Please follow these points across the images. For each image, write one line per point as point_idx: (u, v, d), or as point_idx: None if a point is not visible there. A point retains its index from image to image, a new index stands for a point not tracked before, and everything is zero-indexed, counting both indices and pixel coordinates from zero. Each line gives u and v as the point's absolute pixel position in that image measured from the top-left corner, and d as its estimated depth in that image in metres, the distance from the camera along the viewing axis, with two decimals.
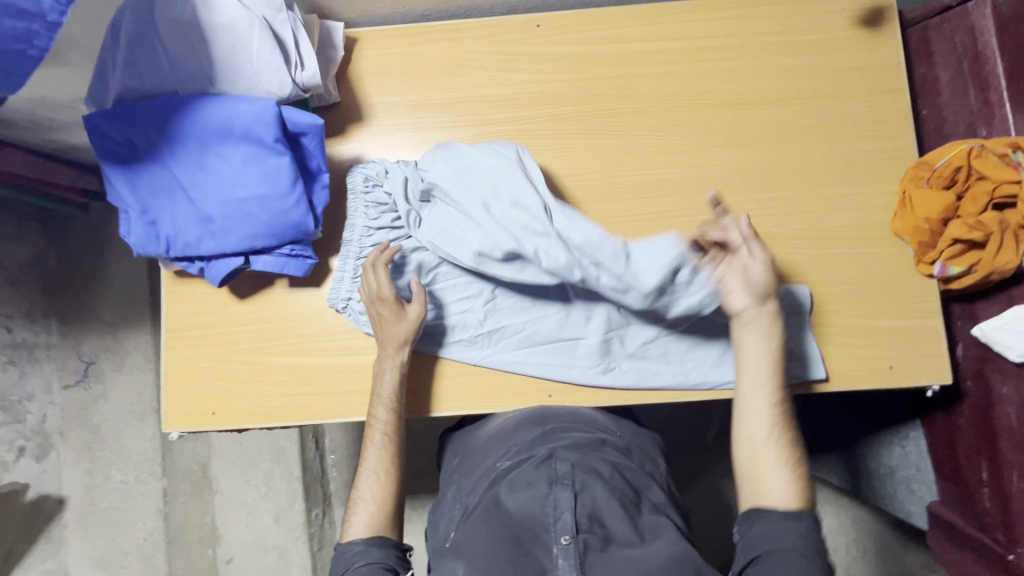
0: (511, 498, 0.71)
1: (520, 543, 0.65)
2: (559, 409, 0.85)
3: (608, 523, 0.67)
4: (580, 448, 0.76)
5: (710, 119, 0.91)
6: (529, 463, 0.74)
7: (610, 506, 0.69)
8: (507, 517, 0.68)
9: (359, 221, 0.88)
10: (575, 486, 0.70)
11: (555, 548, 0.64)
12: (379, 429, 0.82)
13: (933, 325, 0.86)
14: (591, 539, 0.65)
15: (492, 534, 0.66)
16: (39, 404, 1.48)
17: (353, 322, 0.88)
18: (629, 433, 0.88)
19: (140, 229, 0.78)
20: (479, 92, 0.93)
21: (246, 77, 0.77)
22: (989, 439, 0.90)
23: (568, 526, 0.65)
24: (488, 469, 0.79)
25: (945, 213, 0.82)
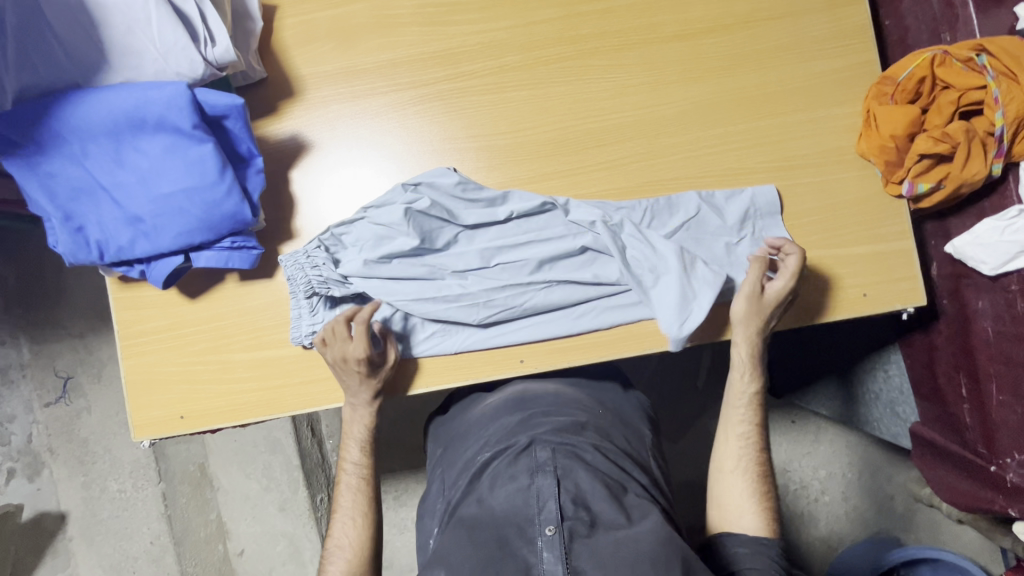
0: (494, 494, 0.71)
1: (504, 540, 0.65)
2: (539, 394, 0.87)
3: (593, 507, 0.68)
4: (562, 431, 0.77)
5: (661, 55, 0.85)
6: (509, 454, 0.75)
7: (593, 489, 0.69)
8: (491, 513, 0.69)
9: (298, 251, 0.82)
10: (557, 471, 0.70)
11: (540, 540, 0.64)
12: (353, 473, 0.83)
13: (906, 246, 0.83)
14: (577, 525, 0.65)
15: (474, 535, 0.66)
16: (22, 424, 1.47)
17: (326, 353, 0.84)
18: (609, 407, 0.89)
19: (65, 238, 0.73)
20: (414, 51, 0.87)
21: (151, 60, 0.71)
22: (967, 355, 0.89)
23: (552, 515, 0.65)
24: (470, 462, 0.80)
25: (909, 128, 0.78)
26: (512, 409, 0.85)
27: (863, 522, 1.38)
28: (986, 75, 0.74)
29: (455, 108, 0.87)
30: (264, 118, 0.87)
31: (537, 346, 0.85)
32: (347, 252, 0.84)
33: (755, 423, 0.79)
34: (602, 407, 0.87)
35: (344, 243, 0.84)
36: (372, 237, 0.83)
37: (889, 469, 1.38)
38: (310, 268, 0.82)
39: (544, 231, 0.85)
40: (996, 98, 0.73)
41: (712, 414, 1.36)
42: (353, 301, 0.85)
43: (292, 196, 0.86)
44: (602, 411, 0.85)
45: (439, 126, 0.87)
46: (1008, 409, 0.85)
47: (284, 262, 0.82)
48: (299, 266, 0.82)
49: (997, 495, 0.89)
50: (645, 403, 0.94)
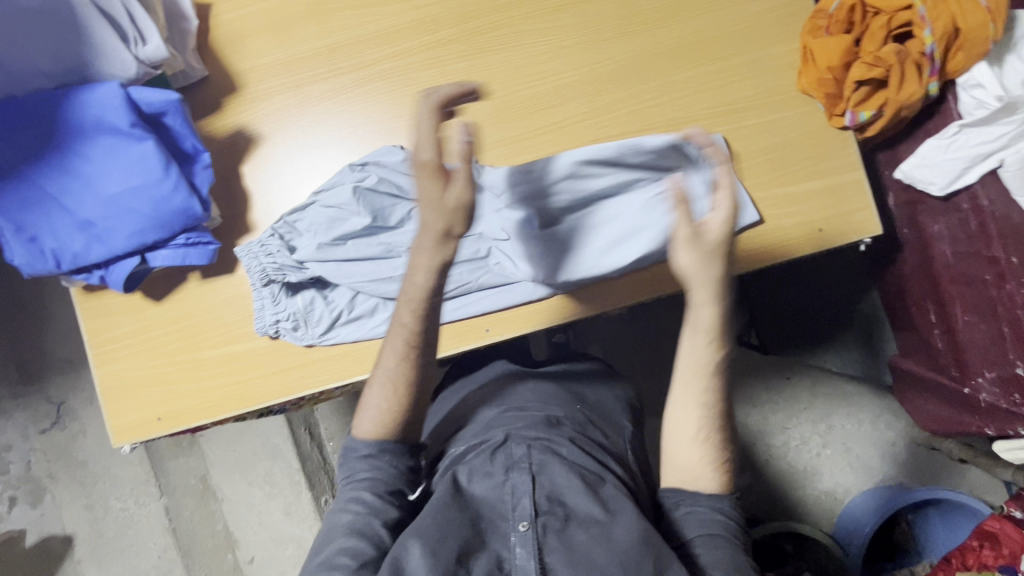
0: (471, 487, 0.71)
1: (478, 534, 0.65)
2: (515, 387, 0.87)
3: (568, 501, 0.68)
4: (537, 426, 0.76)
5: (594, 13, 0.86)
6: (484, 450, 0.74)
7: (568, 484, 0.69)
8: (465, 506, 0.68)
9: (255, 243, 0.84)
10: (533, 467, 0.70)
11: (513, 535, 0.64)
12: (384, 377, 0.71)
13: (857, 177, 0.83)
14: (551, 519, 0.65)
15: (447, 519, 0.65)
16: (20, 452, 1.49)
17: (291, 341, 0.84)
18: (591, 400, 0.88)
19: (21, 249, 0.74)
20: (351, 34, 0.87)
21: (84, 60, 0.72)
22: (932, 280, 0.90)
23: (526, 511, 0.65)
24: (444, 456, 0.80)
25: (845, 57, 0.78)
26: (492, 404, 0.84)
27: (861, 470, 1.38)
28: None
29: (397, 86, 0.87)
30: (209, 116, 0.87)
31: (501, 314, 0.85)
32: (303, 237, 0.85)
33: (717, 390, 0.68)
34: (582, 402, 0.86)
35: (300, 231, 0.85)
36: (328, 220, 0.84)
37: (882, 415, 1.39)
38: (264, 256, 0.84)
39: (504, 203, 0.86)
40: (922, 16, 0.73)
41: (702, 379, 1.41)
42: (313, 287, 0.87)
43: (245, 190, 0.87)
44: (579, 406, 0.84)
45: (383, 107, 0.87)
46: (974, 327, 0.84)
47: (241, 254, 0.84)
48: (253, 253, 0.84)
49: (973, 416, 0.90)
50: (630, 395, 0.95)
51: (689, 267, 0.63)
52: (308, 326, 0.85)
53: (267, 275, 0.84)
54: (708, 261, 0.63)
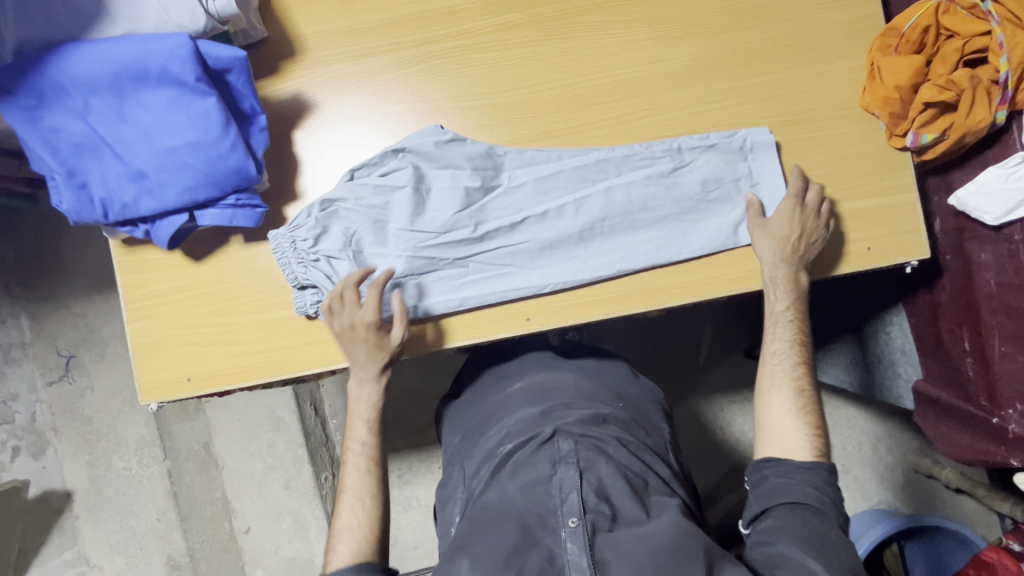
0: (515, 484, 0.73)
1: (528, 532, 0.67)
2: (560, 383, 0.87)
3: (614, 501, 0.70)
4: (585, 423, 0.78)
5: (664, 10, 0.85)
6: (531, 445, 0.76)
7: (615, 483, 0.71)
8: (512, 506, 0.70)
9: (284, 233, 0.82)
10: (580, 464, 0.72)
11: (563, 531, 0.66)
12: (362, 455, 0.81)
13: (909, 200, 0.83)
14: (599, 518, 0.68)
15: (497, 527, 0.67)
16: (25, 403, 1.47)
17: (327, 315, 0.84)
18: (629, 400, 0.89)
19: (70, 195, 0.73)
20: (416, 9, 0.86)
21: (154, 12, 0.70)
22: (971, 308, 0.90)
23: (575, 507, 0.68)
24: (490, 451, 0.80)
25: (914, 78, 0.78)
26: (534, 401, 0.85)
27: (861, 490, 1.40)
28: (990, 20, 0.74)
29: (458, 67, 0.86)
30: (265, 79, 0.86)
31: (544, 304, 0.84)
32: (341, 216, 0.84)
33: (793, 339, 0.80)
34: (622, 400, 0.87)
35: (337, 213, 0.84)
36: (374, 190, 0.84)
37: (888, 439, 1.40)
38: (297, 263, 0.83)
39: (541, 207, 0.85)
40: (1000, 43, 0.73)
41: (715, 388, 1.42)
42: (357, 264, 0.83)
43: (295, 157, 0.86)
44: (621, 404, 0.86)
45: (441, 86, 0.86)
46: (1010, 359, 0.85)
47: (277, 245, 0.82)
48: (286, 258, 0.83)
49: (999, 445, 0.90)
50: (659, 395, 0.95)
51: (767, 258, 0.80)
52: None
53: (306, 277, 0.83)
54: (781, 244, 0.80)
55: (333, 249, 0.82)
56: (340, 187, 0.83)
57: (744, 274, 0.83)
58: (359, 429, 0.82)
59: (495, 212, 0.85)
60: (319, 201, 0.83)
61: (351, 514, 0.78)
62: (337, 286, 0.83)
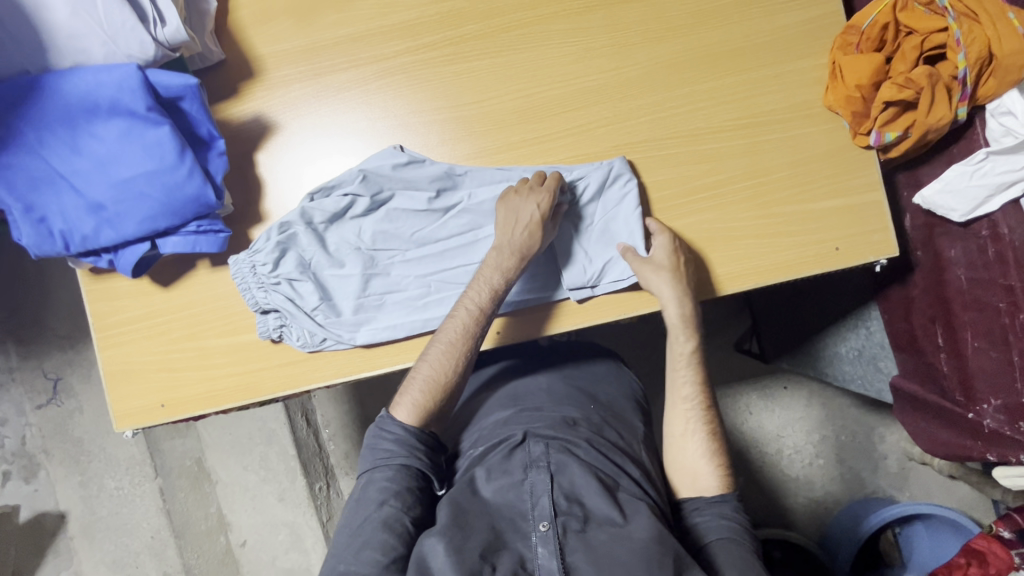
0: (487, 486, 0.74)
1: (499, 534, 0.68)
2: (529, 389, 0.90)
3: (586, 503, 0.71)
4: (555, 427, 0.80)
5: (623, 15, 0.84)
6: (503, 449, 0.78)
7: (586, 485, 0.72)
8: (485, 506, 0.71)
9: (246, 255, 0.83)
10: (551, 467, 0.73)
11: (535, 535, 0.67)
12: (468, 308, 0.79)
13: (876, 198, 0.83)
14: (570, 520, 0.69)
15: (469, 524, 0.68)
16: (15, 427, 1.48)
17: (292, 338, 0.85)
18: (603, 399, 0.90)
19: (29, 229, 0.72)
20: (374, 24, 0.85)
21: (101, 43, 0.70)
22: (944, 304, 0.89)
23: (546, 511, 0.68)
24: (462, 457, 0.83)
25: (875, 76, 0.78)
26: (505, 405, 0.87)
27: (852, 480, 1.40)
28: (947, 16, 0.73)
29: (418, 81, 0.86)
30: (224, 101, 0.86)
31: (512, 317, 0.85)
32: (301, 240, 0.84)
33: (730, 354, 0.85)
34: (594, 401, 0.89)
35: (296, 235, 0.83)
36: (334, 212, 0.84)
37: (877, 429, 1.40)
38: (257, 287, 0.83)
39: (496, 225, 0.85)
40: (957, 39, 0.72)
41: None
42: (319, 287, 0.84)
43: (258, 178, 0.86)
44: (594, 407, 0.87)
45: (403, 101, 0.86)
46: (984, 354, 0.85)
47: (236, 269, 0.83)
48: (247, 282, 0.83)
49: (975, 442, 0.90)
50: (637, 391, 0.97)
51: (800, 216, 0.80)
52: (300, 318, 0.83)
53: (267, 301, 0.83)
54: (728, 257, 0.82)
55: (294, 272, 0.83)
56: (297, 210, 0.83)
57: (713, 279, 0.84)
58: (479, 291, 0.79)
59: (456, 229, 0.86)
60: (278, 223, 0.82)
61: (441, 359, 0.78)
62: (301, 307, 0.83)
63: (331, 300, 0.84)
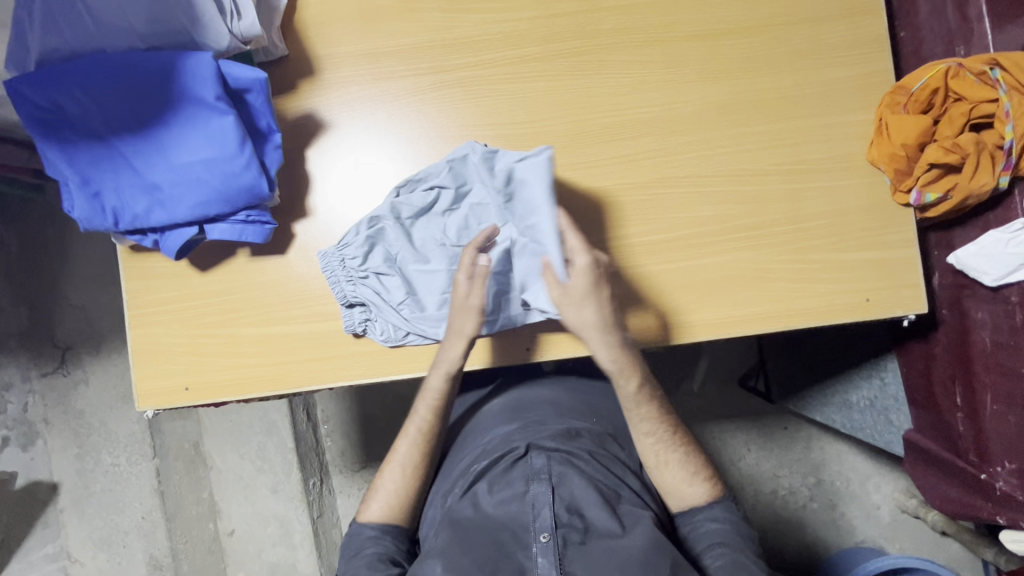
0: (490, 500, 0.75)
1: (501, 545, 0.70)
2: (534, 398, 0.91)
3: (587, 514, 0.72)
4: (558, 437, 0.81)
5: (679, 53, 0.86)
6: (505, 461, 0.79)
7: (587, 497, 0.73)
8: (487, 519, 0.73)
9: (334, 250, 0.85)
10: (552, 479, 0.74)
11: (535, 546, 0.69)
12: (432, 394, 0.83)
13: (910, 255, 0.85)
14: (571, 532, 0.70)
15: (470, 540, 0.70)
16: (18, 393, 1.47)
17: (376, 335, 0.85)
18: (606, 415, 0.91)
19: (83, 202, 0.73)
20: (436, 36, 0.87)
21: (178, 30, 0.72)
22: (965, 364, 0.91)
23: (547, 522, 0.70)
24: (465, 470, 0.83)
25: (921, 138, 0.80)
26: (511, 418, 0.88)
27: (846, 529, 1.41)
28: (998, 88, 0.75)
29: (474, 95, 0.87)
30: (282, 96, 0.87)
31: (544, 335, 0.86)
32: (388, 234, 0.86)
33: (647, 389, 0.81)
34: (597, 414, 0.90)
35: (384, 230, 0.86)
36: (421, 207, 0.86)
37: (876, 478, 1.41)
38: (346, 281, 0.85)
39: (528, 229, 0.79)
40: (1006, 111, 0.75)
41: (708, 417, 1.42)
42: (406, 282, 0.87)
43: (307, 173, 0.87)
44: (596, 420, 0.89)
45: (457, 113, 0.87)
46: (1001, 418, 0.86)
47: (324, 262, 0.85)
48: (336, 276, 0.85)
49: (986, 502, 0.91)
50: None
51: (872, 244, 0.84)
52: (385, 312, 0.85)
53: (355, 295, 0.85)
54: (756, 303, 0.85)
55: (381, 266, 0.86)
56: (386, 205, 0.85)
57: (745, 317, 0.85)
58: (423, 407, 0.84)
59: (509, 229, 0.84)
60: (368, 218, 0.85)
61: (408, 448, 0.84)
62: (387, 301, 0.85)
63: (416, 295, 0.86)
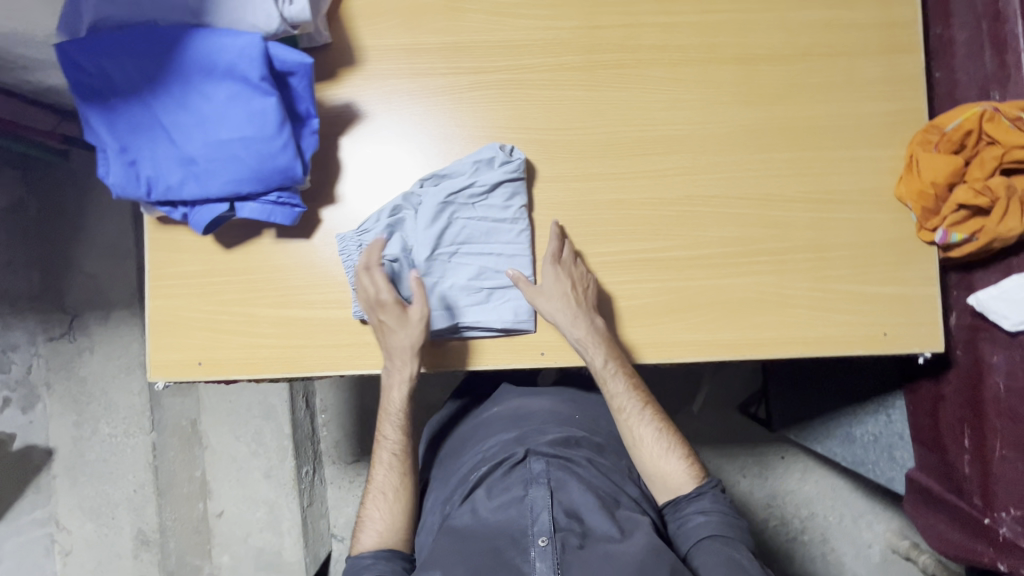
0: (488, 505, 0.76)
1: (499, 551, 0.69)
2: (535, 408, 0.91)
3: (586, 520, 0.72)
4: (556, 445, 0.83)
5: (717, 74, 0.87)
6: (504, 466, 0.80)
7: (586, 502, 0.74)
8: (485, 524, 0.74)
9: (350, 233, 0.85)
10: (551, 483, 0.76)
11: (533, 549, 0.69)
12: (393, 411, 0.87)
13: (930, 293, 0.85)
14: (569, 536, 0.70)
15: (468, 544, 0.70)
16: (23, 355, 1.45)
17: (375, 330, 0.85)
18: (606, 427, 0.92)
19: (118, 169, 0.74)
20: (479, 37, 0.88)
21: (230, 9, 0.73)
22: (976, 406, 0.91)
23: (546, 526, 0.70)
24: (466, 475, 0.84)
25: (951, 177, 0.80)
26: (510, 427, 0.88)
27: (837, 564, 1.40)
28: None
29: (511, 98, 0.88)
30: (321, 82, 0.88)
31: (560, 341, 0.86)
32: (407, 225, 0.86)
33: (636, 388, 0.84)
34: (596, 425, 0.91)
35: (404, 220, 0.86)
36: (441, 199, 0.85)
37: (870, 516, 1.40)
38: (361, 266, 0.85)
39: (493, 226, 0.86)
40: None
41: (707, 439, 1.42)
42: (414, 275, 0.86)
43: (338, 161, 0.88)
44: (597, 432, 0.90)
45: (492, 113, 0.88)
46: (1010, 464, 0.86)
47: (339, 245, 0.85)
48: (351, 260, 0.85)
49: (987, 547, 0.91)
50: None
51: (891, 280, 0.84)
52: None
53: None
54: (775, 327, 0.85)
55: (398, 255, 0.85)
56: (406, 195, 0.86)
57: (762, 341, 0.85)
58: (389, 428, 0.88)
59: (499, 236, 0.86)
60: (390, 207, 0.85)
61: (385, 474, 0.86)
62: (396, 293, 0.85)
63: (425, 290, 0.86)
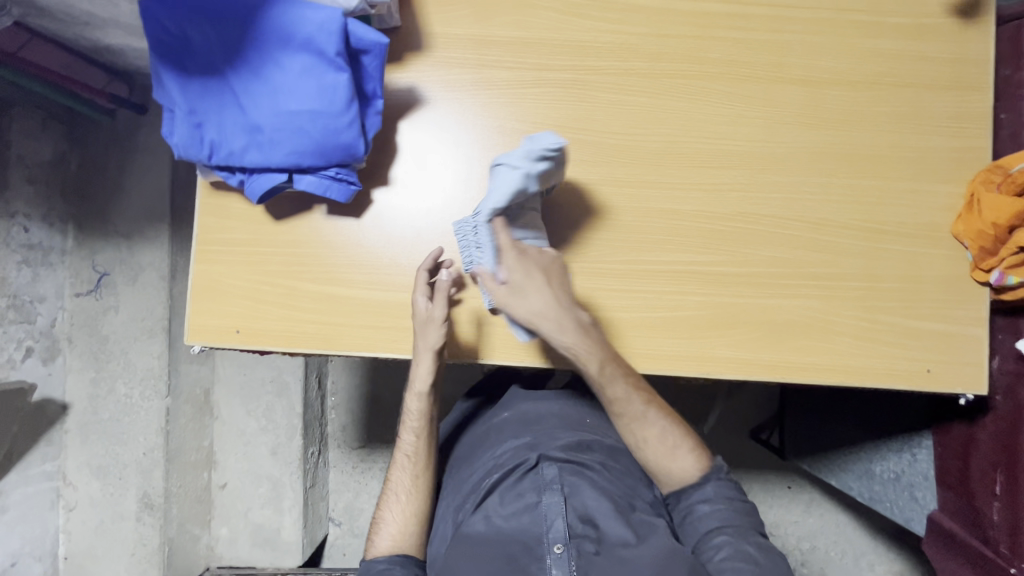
0: (501, 511, 0.75)
1: (512, 559, 0.69)
2: (540, 412, 0.91)
3: (600, 525, 0.72)
4: (568, 449, 0.82)
5: (782, 94, 0.87)
6: (515, 473, 0.79)
7: (600, 507, 0.73)
8: (498, 532, 0.73)
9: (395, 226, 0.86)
10: (564, 490, 0.75)
11: (549, 557, 0.68)
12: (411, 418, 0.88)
13: (977, 334, 0.84)
14: (585, 542, 0.70)
15: (481, 556, 0.70)
16: (49, 307, 1.43)
17: None
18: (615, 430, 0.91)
19: (184, 130, 0.75)
20: (548, 34, 0.88)
21: None
22: (1011, 453, 0.89)
23: (561, 533, 0.70)
24: (477, 482, 0.83)
25: (1013, 219, 0.79)
26: (520, 431, 0.88)
27: None
28: None
29: (573, 98, 0.88)
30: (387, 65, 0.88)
31: None
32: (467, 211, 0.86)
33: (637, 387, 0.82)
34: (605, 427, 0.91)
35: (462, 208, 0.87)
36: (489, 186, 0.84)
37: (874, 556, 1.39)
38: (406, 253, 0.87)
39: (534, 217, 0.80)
40: None
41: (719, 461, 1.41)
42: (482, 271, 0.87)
43: (395, 144, 0.88)
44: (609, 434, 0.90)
45: (554, 111, 0.88)
46: None
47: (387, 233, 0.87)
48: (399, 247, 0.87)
49: None
50: None
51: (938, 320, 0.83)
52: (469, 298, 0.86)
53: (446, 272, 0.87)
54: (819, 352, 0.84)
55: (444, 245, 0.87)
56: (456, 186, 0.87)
57: (804, 365, 0.84)
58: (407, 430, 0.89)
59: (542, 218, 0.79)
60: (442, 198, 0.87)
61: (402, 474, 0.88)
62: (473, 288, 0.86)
63: None
